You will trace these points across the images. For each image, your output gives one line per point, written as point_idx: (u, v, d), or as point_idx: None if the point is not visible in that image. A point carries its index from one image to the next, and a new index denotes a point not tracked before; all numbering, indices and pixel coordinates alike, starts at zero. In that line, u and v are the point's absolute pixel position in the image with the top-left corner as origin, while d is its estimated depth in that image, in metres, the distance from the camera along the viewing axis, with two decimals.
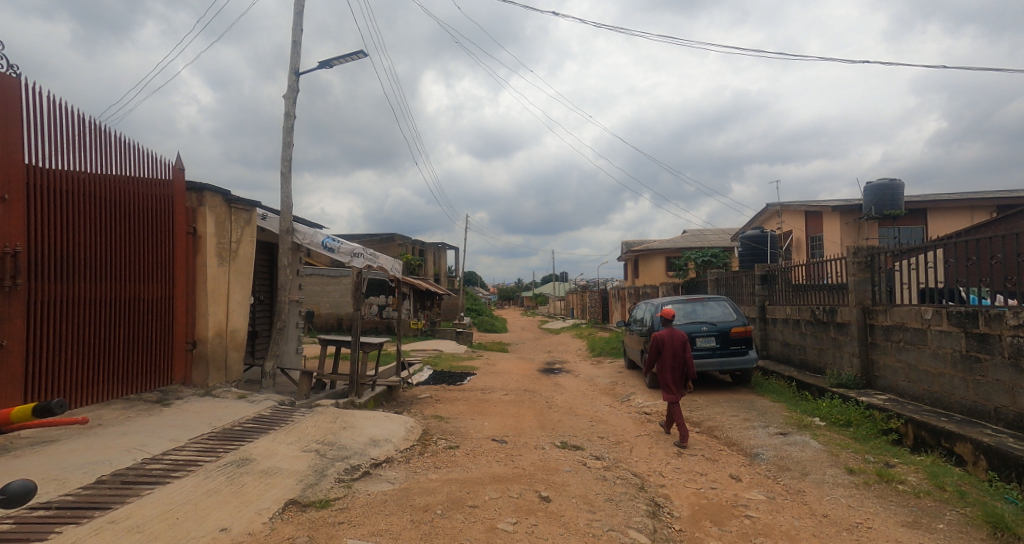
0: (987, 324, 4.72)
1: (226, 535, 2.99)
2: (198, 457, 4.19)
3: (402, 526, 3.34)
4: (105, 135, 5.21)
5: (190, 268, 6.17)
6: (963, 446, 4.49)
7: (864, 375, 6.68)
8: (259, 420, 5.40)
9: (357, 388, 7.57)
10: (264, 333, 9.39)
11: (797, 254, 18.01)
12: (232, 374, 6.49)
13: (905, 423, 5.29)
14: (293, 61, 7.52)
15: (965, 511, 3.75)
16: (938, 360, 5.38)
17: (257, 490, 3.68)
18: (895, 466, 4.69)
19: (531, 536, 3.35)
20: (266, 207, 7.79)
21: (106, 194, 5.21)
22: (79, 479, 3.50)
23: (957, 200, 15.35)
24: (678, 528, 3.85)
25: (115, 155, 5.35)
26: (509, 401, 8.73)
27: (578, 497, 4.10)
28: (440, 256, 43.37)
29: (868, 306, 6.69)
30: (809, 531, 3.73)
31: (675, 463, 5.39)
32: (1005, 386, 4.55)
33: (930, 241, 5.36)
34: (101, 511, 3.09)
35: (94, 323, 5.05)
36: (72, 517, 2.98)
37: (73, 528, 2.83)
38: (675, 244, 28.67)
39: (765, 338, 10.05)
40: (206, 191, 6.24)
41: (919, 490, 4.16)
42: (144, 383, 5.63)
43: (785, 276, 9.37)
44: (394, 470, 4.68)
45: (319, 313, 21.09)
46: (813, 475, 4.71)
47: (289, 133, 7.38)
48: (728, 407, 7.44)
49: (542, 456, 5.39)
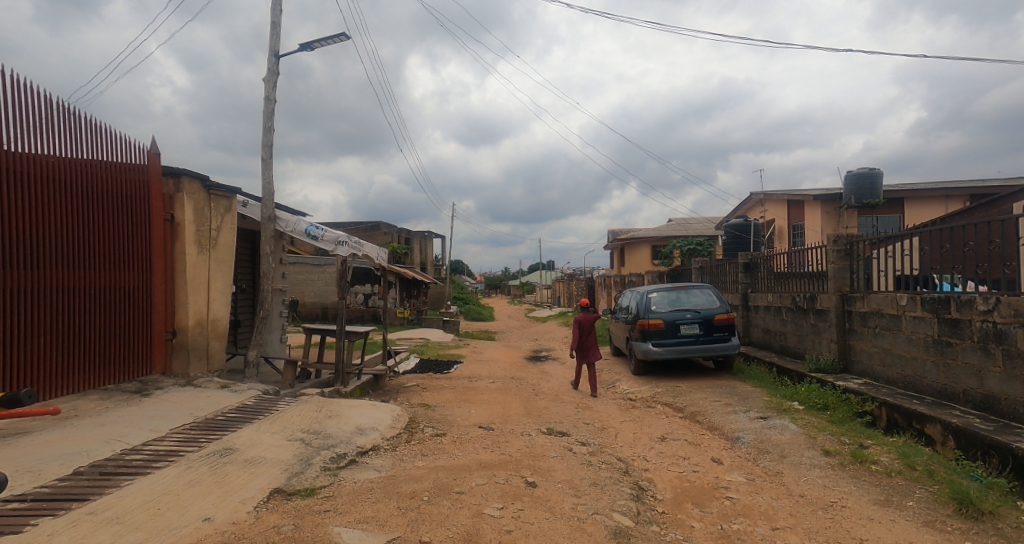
0: (959, 310, 4.85)
1: (209, 525, 3.00)
2: (179, 447, 4.18)
3: (389, 513, 3.38)
4: (73, 117, 5.07)
5: (169, 256, 6.10)
6: (933, 427, 4.64)
7: (841, 360, 6.85)
8: (242, 410, 5.39)
9: (342, 377, 7.56)
10: (247, 323, 9.32)
11: (779, 242, 18.27)
12: (213, 364, 6.49)
13: (879, 406, 5.44)
14: (273, 43, 7.40)
15: (934, 489, 3.89)
16: (911, 344, 5.53)
17: (241, 479, 3.68)
18: (869, 448, 4.84)
19: (517, 520, 3.41)
20: (247, 194, 7.66)
21: (76, 179, 5.11)
22: (55, 471, 3.48)
23: (934, 189, 15.64)
24: (661, 510, 3.95)
25: (85, 138, 5.24)
26: (496, 389, 8.79)
27: (563, 482, 4.17)
28: (428, 244, 43.20)
29: (846, 293, 6.83)
30: (787, 511, 3.85)
31: (659, 447, 5.49)
32: (974, 369, 4.70)
33: (907, 230, 5.48)
34: (79, 503, 3.08)
35: (67, 312, 4.97)
36: (50, 508, 2.98)
37: (50, 520, 2.83)
38: (660, 233, 28.88)
39: (747, 325, 10.22)
40: (183, 176, 6.16)
41: (891, 470, 4.30)
42: (123, 373, 5.58)
43: (767, 264, 9.52)
44: (380, 458, 4.71)
45: (303, 302, 20.96)
46: (791, 457, 4.84)
47: (269, 117, 7.28)
48: (710, 392, 7.57)
49: (529, 442, 5.47)
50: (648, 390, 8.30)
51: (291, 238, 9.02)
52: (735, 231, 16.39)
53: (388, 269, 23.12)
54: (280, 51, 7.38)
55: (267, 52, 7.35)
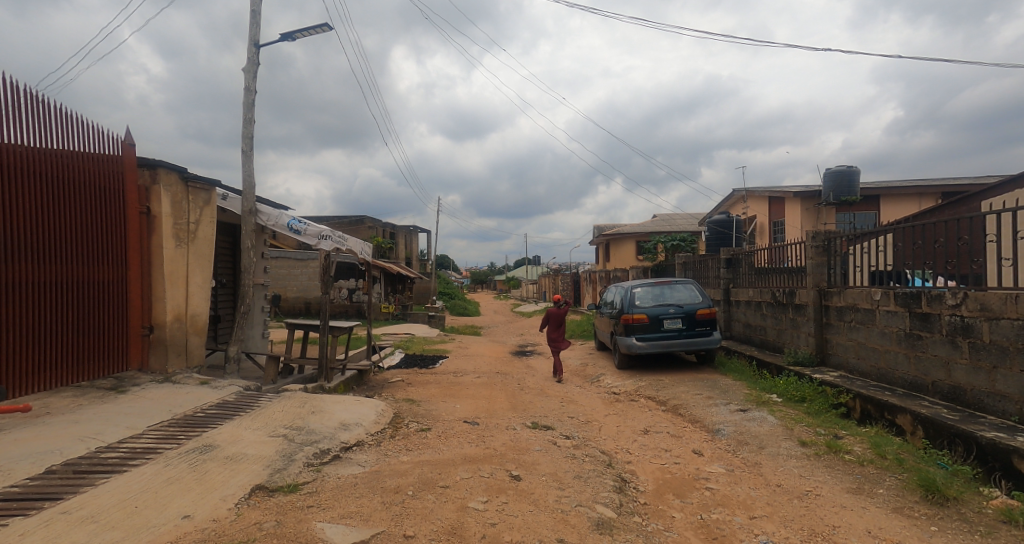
0: (929, 304, 5.00)
1: (188, 523, 3.01)
2: (157, 444, 4.16)
3: (373, 508, 3.41)
4: (42, 106, 4.96)
5: (145, 250, 6.01)
6: (903, 418, 4.79)
7: (818, 353, 7.02)
8: (222, 406, 5.36)
9: (326, 372, 7.52)
10: (227, 318, 9.23)
11: (760, 238, 18.56)
12: (193, 360, 6.42)
13: (853, 398, 5.59)
14: (253, 33, 7.31)
15: (903, 477, 4.02)
16: (885, 337, 5.69)
17: (222, 476, 3.68)
18: (843, 438, 4.98)
19: (501, 513, 3.46)
20: (227, 186, 7.56)
21: (46, 171, 5.01)
22: (27, 469, 3.44)
23: (909, 187, 15.99)
24: (643, 502, 4.03)
25: (55, 128, 5.13)
26: (482, 384, 8.84)
27: (547, 475, 4.23)
28: (413, 239, 42.95)
29: (824, 288, 6.98)
30: (764, 500, 3.96)
31: (642, 440, 5.59)
32: (943, 361, 4.85)
33: (882, 227, 5.61)
34: (51, 502, 3.06)
35: (38, 307, 4.90)
36: (20, 509, 2.95)
37: (21, 520, 2.81)
38: (644, 229, 29.12)
39: (729, 319, 10.39)
40: (160, 167, 6.07)
41: (863, 459, 4.44)
42: (97, 369, 5.51)
43: (748, 260, 9.68)
44: (364, 453, 4.73)
45: (286, 297, 20.77)
46: (770, 448, 4.97)
47: (249, 109, 7.20)
48: (692, 386, 7.70)
49: (514, 436, 5.52)
50: (631, 384, 8.41)
51: (272, 232, 8.93)
52: (717, 227, 16.60)
53: (373, 263, 23.04)
54: (260, 41, 7.29)
55: (248, 42, 7.26)
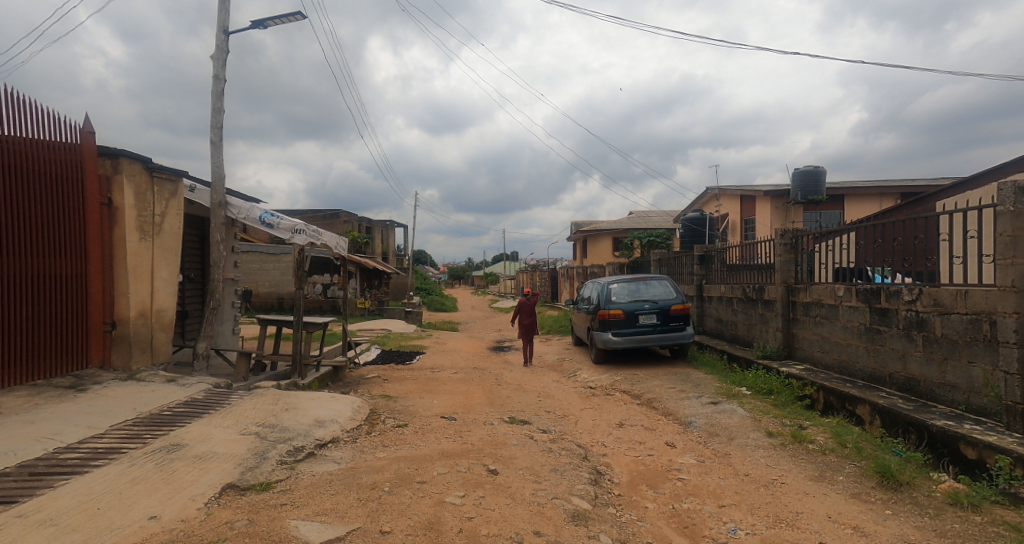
0: (887, 300, 5.23)
1: (155, 524, 2.99)
2: (120, 444, 4.09)
3: (349, 504, 3.44)
4: None
5: (107, 244, 5.87)
6: (863, 408, 5.01)
7: (786, 347, 7.25)
8: (190, 404, 5.29)
9: (300, 369, 7.45)
10: (196, 314, 9.06)
11: (732, 236, 19.00)
12: (158, 357, 6.31)
13: (817, 390, 5.81)
14: (222, 19, 7.18)
15: (861, 464, 4.22)
16: (847, 331, 5.92)
17: (191, 475, 3.66)
18: (807, 428, 5.18)
19: (478, 507, 3.52)
20: (195, 178, 7.41)
21: None
22: None
23: (871, 188, 16.57)
24: (617, 493, 4.14)
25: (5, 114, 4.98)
26: (459, 379, 8.89)
27: (524, 469, 4.32)
28: (389, 234, 42.58)
29: (791, 285, 7.21)
30: (733, 489, 4.11)
31: (616, 433, 5.72)
32: (899, 354, 5.08)
33: (846, 225, 5.84)
34: (4, 506, 3.00)
35: None
36: None
37: None
38: (621, 226, 29.50)
39: (702, 315, 10.64)
40: (122, 157, 5.92)
41: (826, 448, 4.63)
42: (54, 367, 5.38)
43: (720, 257, 9.92)
44: (339, 450, 4.74)
45: (257, 292, 20.45)
46: (738, 439, 5.14)
47: (218, 98, 7.07)
48: (665, 380, 7.89)
49: (491, 431, 5.58)
50: (607, 378, 8.56)
51: (243, 225, 8.79)
52: (691, 224, 16.91)
53: (349, 259, 22.84)
54: (229, 28, 7.16)
55: (216, 29, 7.13)
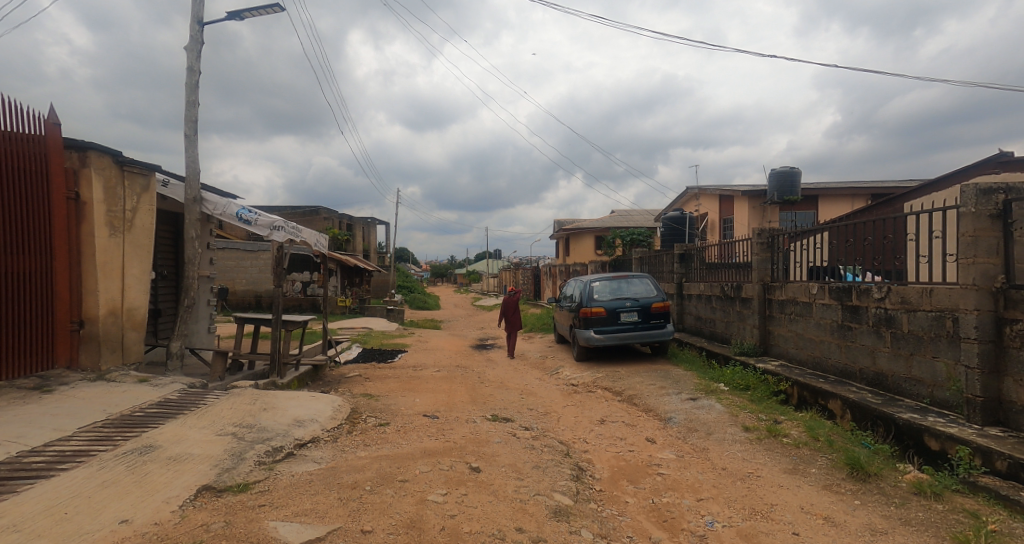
0: (858, 298, 5.39)
1: (126, 527, 2.96)
2: (90, 446, 4.03)
3: (329, 504, 3.45)
4: None
5: (74, 240, 5.74)
6: (835, 402, 5.15)
7: (762, 343, 7.41)
8: (163, 405, 5.22)
9: (279, 368, 7.37)
10: (169, 313, 8.89)
11: (711, 235, 19.32)
12: (129, 356, 6.20)
13: (791, 385, 5.97)
14: (197, 10, 7.06)
15: (833, 457, 4.36)
16: (820, 328, 6.08)
17: (165, 478, 3.62)
18: (782, 423, 5.31)
19: (460, 505, 3.55)
20: (168, 172, 7.28)
21: None
22: None
23: (844, 188, 17.01)
24: (598, 489, 4.21)
25: None
26: (441, 378, 8.89)
27: (506, 467, 4.36)
28: (371, 231, 42.27)
29: (767, 283, 7.38)
30: (710, 483, 4.21)
31: (598, 430, 5.80)
32: (869, 349, 5.24)
33: (819, 225, 6.00)
34: None
35: None
36: None
37: None
38: (602, 224, 29.76)
39: (682, 312, 10.80)
40: (90, 150, 5.80)
41: (799, 442, 4.77)
42: (17, 367, 5.26)
43: (700, 255, 10.08)
44: (320, 450, 4.72)
45: (234, 290, 20.14)
46: (716, 434, 5.26)
47: (193, 90, 6.97)
48: (646, 376, 8.00)
49: (473, 429, 5.62)
50: (589, 376, 8.64)
51: (219, 222, 8.68)
52: (671, 223, 17.13)
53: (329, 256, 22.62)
54: (204, 19, 7.05)
55: (190, 19, 7.01)
